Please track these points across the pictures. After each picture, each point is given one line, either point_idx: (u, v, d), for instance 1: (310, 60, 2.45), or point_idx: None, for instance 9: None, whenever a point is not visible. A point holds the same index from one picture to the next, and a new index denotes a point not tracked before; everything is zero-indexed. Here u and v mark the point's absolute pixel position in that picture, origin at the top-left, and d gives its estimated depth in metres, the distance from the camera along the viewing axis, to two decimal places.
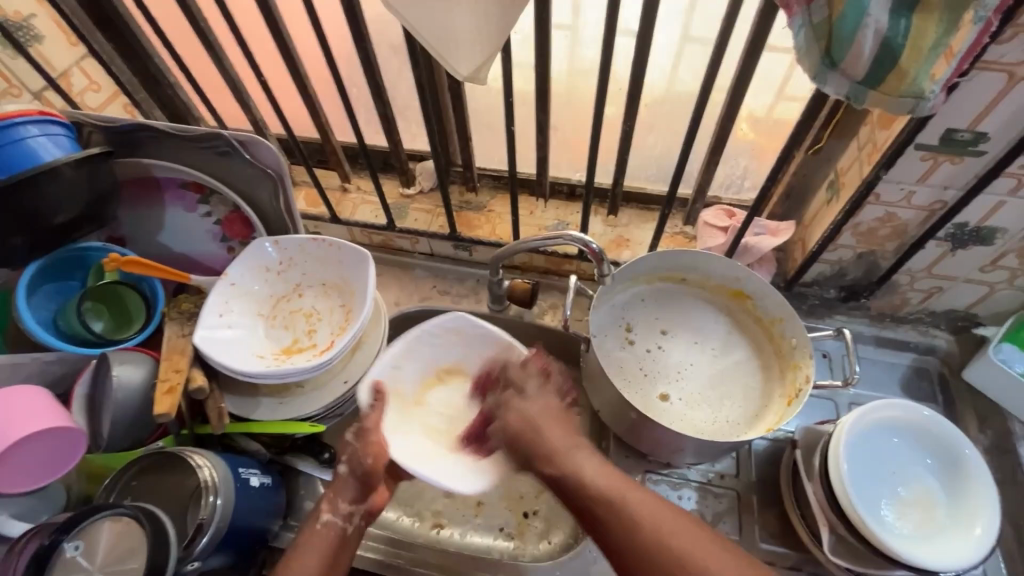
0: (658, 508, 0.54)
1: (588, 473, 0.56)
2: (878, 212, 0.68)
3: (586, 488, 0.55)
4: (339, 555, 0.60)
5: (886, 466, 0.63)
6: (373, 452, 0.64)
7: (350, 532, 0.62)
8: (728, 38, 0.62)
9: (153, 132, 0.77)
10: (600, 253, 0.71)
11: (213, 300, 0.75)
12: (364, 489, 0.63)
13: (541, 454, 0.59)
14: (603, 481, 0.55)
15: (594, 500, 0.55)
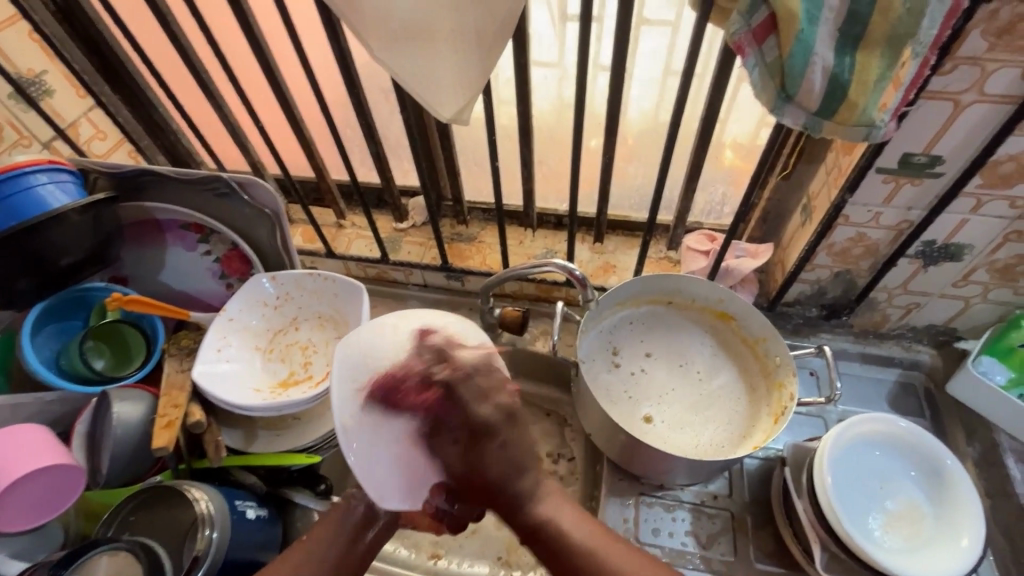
0: (628, 554, 0.52)
1: (565, 522, 0.53)
2: (849, 233, 0.71)
3: (564, 538, 0.53)
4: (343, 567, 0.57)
5: (873, 480, 0.63)
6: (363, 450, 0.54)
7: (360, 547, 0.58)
8: (692, 78, 0.66)
9: (155, 176, 0.81)
10: (584, 279, 0.73)
11: (212, 336, 0.78)
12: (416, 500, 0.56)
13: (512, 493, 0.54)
14: (586, 537, 0.53)
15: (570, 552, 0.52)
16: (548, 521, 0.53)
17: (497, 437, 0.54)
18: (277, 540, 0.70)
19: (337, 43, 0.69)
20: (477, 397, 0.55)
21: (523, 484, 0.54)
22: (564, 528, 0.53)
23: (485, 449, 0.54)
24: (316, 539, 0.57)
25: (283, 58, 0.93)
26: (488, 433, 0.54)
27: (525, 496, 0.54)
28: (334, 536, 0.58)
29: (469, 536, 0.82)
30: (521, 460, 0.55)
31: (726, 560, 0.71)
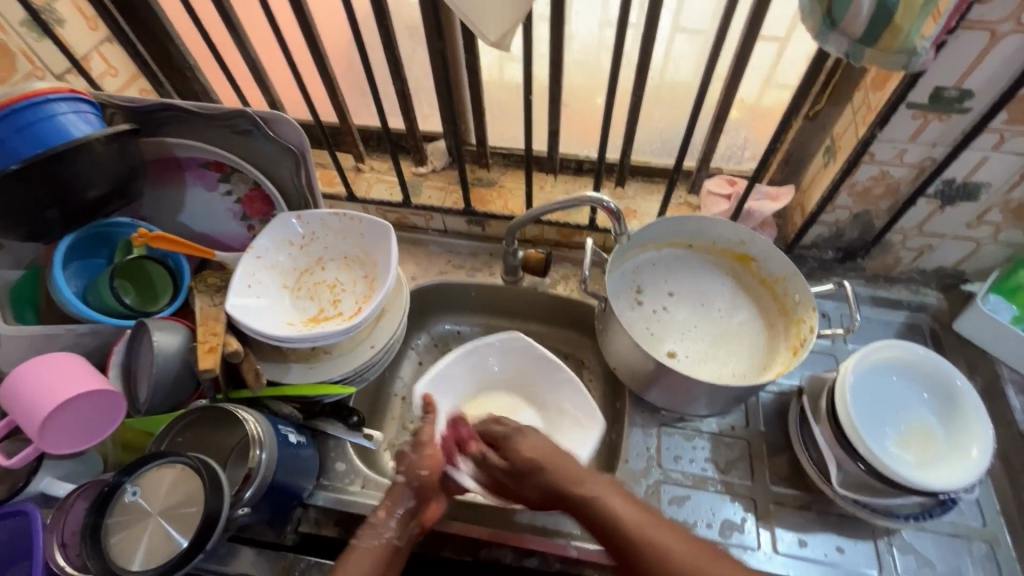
0: (687, 543, 0.53)
1: (614, 503, 0.57)
2: (873, 171, 0.72)
3: (616, 521, 0.55)
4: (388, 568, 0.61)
5: (889, 402, 0.66)
6: (429, 462, 0.66)
7: (398, 548, 0.63)
8: (730, 12, 0.66)
9: (177, 112, 0.81)
10: (617, 212, 0.74)
11: (241, 271, 0.78)
12: (420, 499, 0.65)
13: (566, 480, 0.60)
14: (629, 514, 0.55)
15: (626, 536, 0.54)
16: (594, 500, 0.58)
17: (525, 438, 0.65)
18: (313, 466, 0.73)
19: None
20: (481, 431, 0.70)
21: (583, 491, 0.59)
22: (616, 512, 0.56)
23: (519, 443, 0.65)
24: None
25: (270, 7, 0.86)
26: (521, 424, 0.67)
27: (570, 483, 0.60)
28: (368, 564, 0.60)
29: None
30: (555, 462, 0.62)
31: (743, 483, 0.74)
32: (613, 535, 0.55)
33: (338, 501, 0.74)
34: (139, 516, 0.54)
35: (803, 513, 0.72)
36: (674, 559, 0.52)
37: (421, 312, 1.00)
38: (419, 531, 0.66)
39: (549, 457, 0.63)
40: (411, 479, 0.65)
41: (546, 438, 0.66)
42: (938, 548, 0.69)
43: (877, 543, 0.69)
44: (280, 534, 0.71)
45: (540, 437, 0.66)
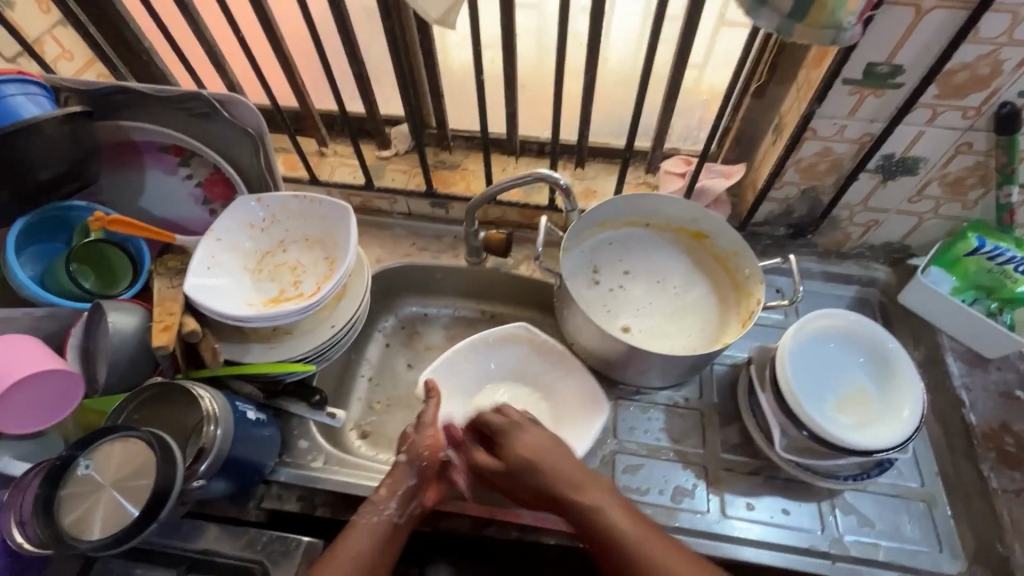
0: (663, 542, 0.60)
1: (609, 511, 0.61)
2: (816, 147, 0.75)
3: (609, 529, 0.61)
4: (388, 543, 0.64)
5: (829, 369, 0.69)
6: (430, 441, 0.70)
7: (400, 523, 0.66)
8: None
9: (132, 94, 0.81)
10: (568, 189, 0.76)
11: (201, 253, 0.79)
12: (420, 480, 0.68)
13: (556, 491, 0.64)
14: (623, 520, 0.61)
15: (613, 537, 0.60)
16: (593, 508, 0.62)
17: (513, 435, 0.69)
18: (275, 443, 0.74)
19: None
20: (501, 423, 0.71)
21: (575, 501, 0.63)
22: (607, 518, 0.61)
23: (515, 438, 0.68)
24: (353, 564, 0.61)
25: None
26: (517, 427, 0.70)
27: (573, 492, 0.63)
28: (362, 536, 0.63)
29: None
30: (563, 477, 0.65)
31: (695, 452, 0.77)
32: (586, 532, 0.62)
33: (301, 476, 0.75)
34: (93, 489, 0.55)
35: (752, 478, 0.75)
36: (647, 555, 0.59)
37: (387, 294, 1.01)
38: (422, 510, 0.69)
39: (536, 461, 0.66)
40: (414, 460, 0.68)
41: (544, 432, 0.70)
42: (878, 508, 0.72)
43: (819, 505, 0.72)
44: (243, 510, 0.74)
45: (524, 435, 0.68)
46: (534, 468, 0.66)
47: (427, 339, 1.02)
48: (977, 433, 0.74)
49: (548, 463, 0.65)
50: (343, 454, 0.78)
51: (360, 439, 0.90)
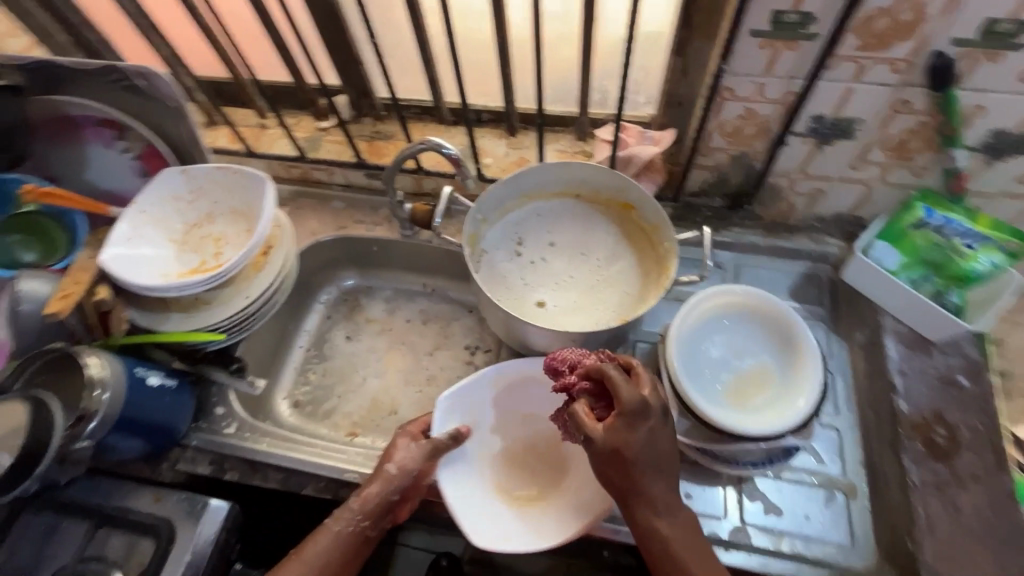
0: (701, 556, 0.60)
1: (663, 519, 0.59)
2: (737, 109, 0.68)
3: (660, 538, 0.59)
4: (355, 553, 0.68)
5: (726, 351, 0.66)
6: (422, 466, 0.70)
7: (371, 535, 0.69)
8: None
9: (63, 69, 0.83)
10: (457, 159, 0.72)
11: (123, 224, 0.81)
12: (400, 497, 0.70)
13: (643, 493, 0.58)
14: (681, 535, 0.59)
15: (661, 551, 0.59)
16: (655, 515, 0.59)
17: (632, 424, 0.56)
18: (187, 408, 0.76)
19: None
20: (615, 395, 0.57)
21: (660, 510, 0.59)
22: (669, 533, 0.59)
23: (644, 438, 0.57)
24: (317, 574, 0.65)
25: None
26: (637, 414, 0.56)
27: (648, 498, 0.59)
28: (332, 545, 0.67)
29: (386, 417, 0.92)
30: (658, 477, 0.58)
31: None
32: (651, 536, 0.59)
33: (212, 441, 0.78)
34: None
35: None
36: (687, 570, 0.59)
37: (326, 267, 1.02)
38: (389, 523, 0.72)
39: (657, 466, 0.58)
40: (403, 477, 0.68)
41: (664, 424, 0.59)
42: (789, 497, 0.68)
43: (725, 491, 0.68)
44: (156, 469, 0.77)
45: (660, 434, 0.58)
46: (641, 467, 0.57)
47: (366, 311, 1.02)
48: (906, 422, 0.68)
49: (652, 464, 0.58)
50: (256, 421, 0.80)
51: (291, 408, 0.93)
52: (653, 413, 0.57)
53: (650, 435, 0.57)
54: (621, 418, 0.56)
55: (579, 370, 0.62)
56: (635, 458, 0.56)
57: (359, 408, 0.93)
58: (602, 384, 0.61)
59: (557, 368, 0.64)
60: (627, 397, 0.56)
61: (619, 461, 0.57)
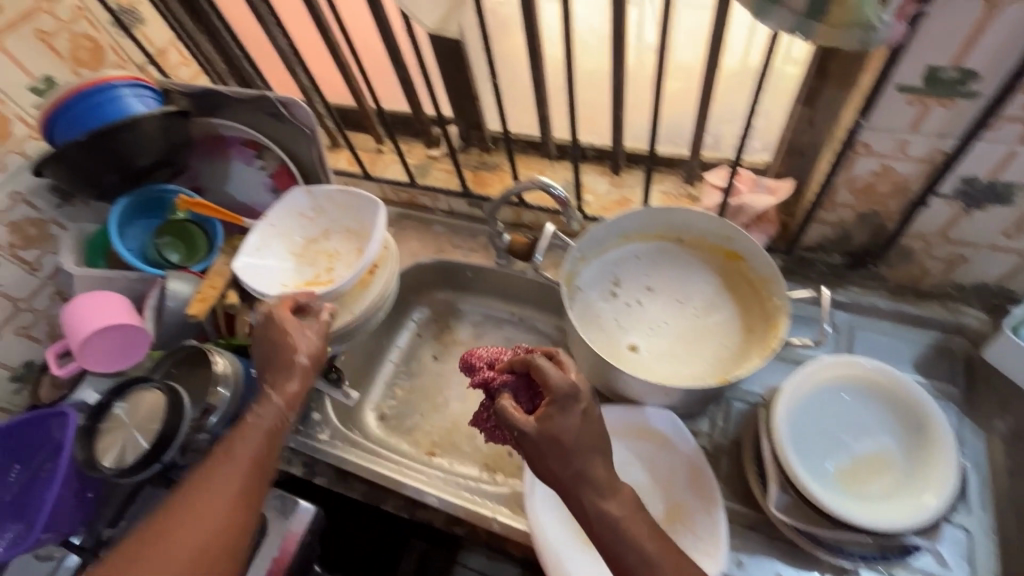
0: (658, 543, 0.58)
1: (610, 501, 0.58)
2: (872, 165, 0.64)
3: (610, 527, 0.57)
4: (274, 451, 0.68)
5: (843, 425, 0.61)
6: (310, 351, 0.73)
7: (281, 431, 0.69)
8: None
9: (221, 96, 0.95)
10: (565, 200, 0.72)
11: (253, 236, 0.90)
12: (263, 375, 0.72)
13: (581, 477, 0.58)
14: (629, 518, 0.57)
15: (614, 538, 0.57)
16: (598, 501, 0.58)
17: (555, 408, 0.59)
18: None
19: None
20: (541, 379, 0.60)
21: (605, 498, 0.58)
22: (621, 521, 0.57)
23: (568, 415, 0.59)
24: (202, 513, 0.60)
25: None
26: (559, 399, 0.59)
27: (589, 484, 0.58)
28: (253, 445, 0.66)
29: (464, 440, 0.93)
30: (593, 463, 0.58)
31: None
32: (597, 516, 0.57)
33: (307, 445, 0.83)
34: (122, 425, 0.69)
35: (750, 533, 0.66)
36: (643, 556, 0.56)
37: (421, 287, 1.06)
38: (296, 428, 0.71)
39: (594, 447, 0.59)
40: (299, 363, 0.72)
41: (590, 408, 0.61)
42: None
43: None
44: None
45: (591, 418, 0.60)
46: (568, 447, 0.58)
47: (454, 334, 1.05)
48: None
49: (581, 446, 0.58)
50: (348, 432, 0.84)
51: (377, 420, 0.97)
52: (575, 393, 0.60)
53: (583, 417, 0.59)
54: (552, 404, 0.59)
55: (500, 368, 0.68)
56: (563, 439, 0.58)
57: (440, 428, 0.95)
58: (525, 377, 0.66)
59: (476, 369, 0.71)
60: (551, 384, 0.60)
61: (557, 448, 0.58)
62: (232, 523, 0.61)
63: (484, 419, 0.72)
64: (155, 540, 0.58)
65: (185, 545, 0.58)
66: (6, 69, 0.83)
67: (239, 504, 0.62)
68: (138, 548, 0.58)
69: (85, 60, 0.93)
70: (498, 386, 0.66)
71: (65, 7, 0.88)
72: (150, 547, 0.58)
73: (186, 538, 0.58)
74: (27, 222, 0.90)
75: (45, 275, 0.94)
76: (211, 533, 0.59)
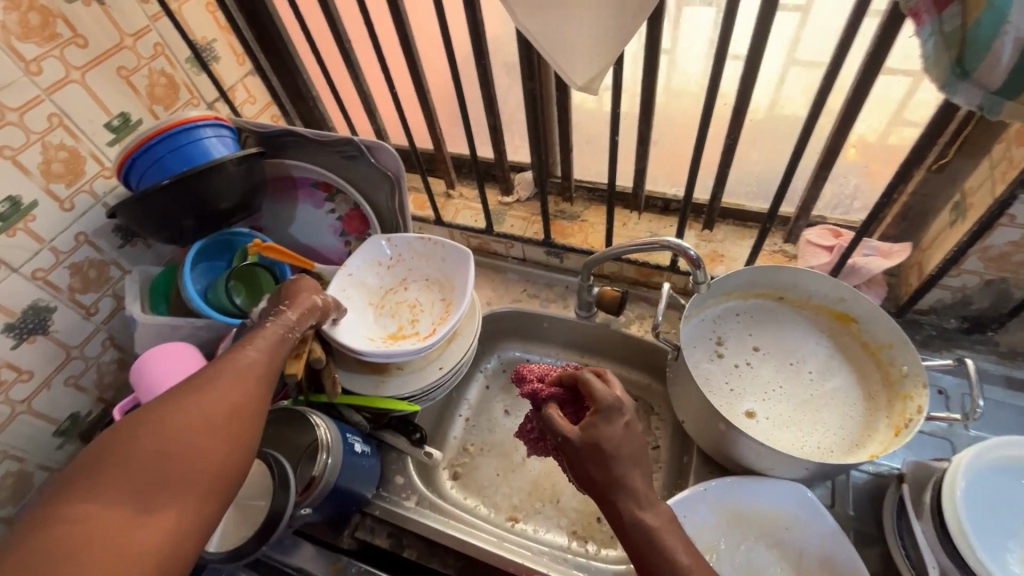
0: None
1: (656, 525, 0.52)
2: (1012, 235, 0.63)
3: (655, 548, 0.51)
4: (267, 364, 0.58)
5: (1019, 514, 0.57)
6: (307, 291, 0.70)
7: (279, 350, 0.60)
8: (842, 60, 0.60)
9: (296, 138, 0.91)
10: (697, 260, 0.71)
11: (334, 286, 0.85)
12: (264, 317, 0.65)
13: (623, 494, 0.54)
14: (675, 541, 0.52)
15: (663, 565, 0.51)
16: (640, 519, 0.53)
17: (598, 418, 0.56)
18: (375, 474, 0.77)
19: (472, 14, 0.71)
20: (588, 390, 0.59)
21: (655, 521, 0.53)
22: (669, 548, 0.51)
23: (610, 429, 0.55)
24: (211, 390, 0.50)
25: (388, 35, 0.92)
26: (604, 412, 0.56)
27: (638, 507, 0.53)
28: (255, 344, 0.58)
29: (548, 504, 0.86)
30: (635, 482, 0.54)
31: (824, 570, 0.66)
32: (636, 529, 0.52)
33: (392, 513, 0.77)
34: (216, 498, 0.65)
35: None
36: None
37: (492, 336, 1.02)
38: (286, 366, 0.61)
39: (635, 460, 0.55)
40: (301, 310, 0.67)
41: (636, 423, 0.57)
42: None
43: None
44: (338, 536, 0.77)
45: (636, 432, 0.56)
46: (609, 458, 0.54)
47: None
48: None
49: (624, 461, 0.54)
50: (434, 498, 0.79)
51: (451, 480, 0.90)
52: (621, 406, 0.57)
53: (627, 431, 0.56)
54: (597, 413, 0.56)
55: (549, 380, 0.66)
56: (605, 452, 0.54)
57: (521, 490, 0.88)
58: (574, 390, 0.64)
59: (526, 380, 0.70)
60: (595, 393, 0.57)
61: (599, 456, 0.55)
62: (241, 401, 0.51)
63: (531, 435, 0.71)
64: (148, 415, 0.46)
65: (191, 413, 0.47)
66: (85, 106, 0.78)
67: (246, 385, 0.53)
68: (129, 425, 0.45)
69: (160, 97, 0.89)
70: (544, 397, 0.64)
71: (146, 44, 0.84)
72: (157, 415, 0.46)
73: (192, 410, 0.47)
74: (88, 264, 0.84)
75: (100, 320, 0.88)
76: (223, 405, 0.49)
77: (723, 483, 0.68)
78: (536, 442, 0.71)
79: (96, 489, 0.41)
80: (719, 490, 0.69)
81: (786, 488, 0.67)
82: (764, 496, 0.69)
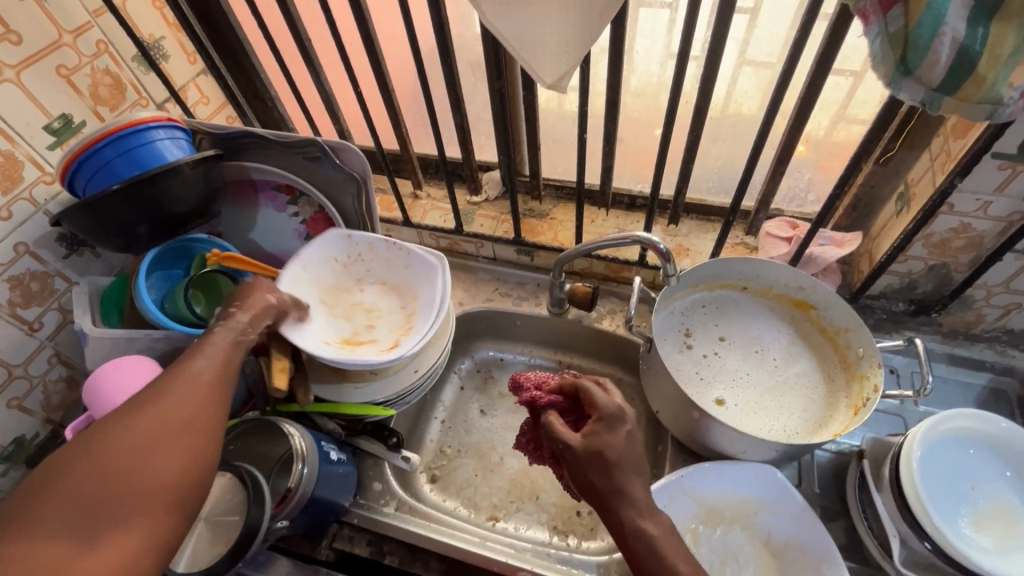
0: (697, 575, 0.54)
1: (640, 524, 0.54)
2: (952, 223, 0.67)
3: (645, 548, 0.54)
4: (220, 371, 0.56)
5: (965, 479, 0.62)
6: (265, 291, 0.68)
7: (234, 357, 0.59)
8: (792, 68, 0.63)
9: (256, 140, 0.87)
10: (667, 253, 0.72)
11: (285, 277, 0.80)
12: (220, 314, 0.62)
13: (609, 494, 0.55)
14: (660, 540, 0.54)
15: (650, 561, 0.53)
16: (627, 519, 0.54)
17: (602, 427, 0.56)
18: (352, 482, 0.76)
19: (436, 11, 0.71)
20: (589, 398, 0.59)
21: (637, 520, 0.55)
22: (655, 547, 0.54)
23: (613, 438, 0.56)
24: (158, 408, 0.49)
25: (348, 34, 0.90)
26: (607, 422, 0.57)
27: (624, 505, 0.55)
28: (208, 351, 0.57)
29: (528, 501, 0.87)
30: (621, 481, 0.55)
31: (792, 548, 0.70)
32: (620, 529, 0.54)
33: (372, 520, 0.76)
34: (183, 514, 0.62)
35: None
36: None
37: (466, 336, 1.02)
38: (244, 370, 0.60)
39: (637, 467, 0.56)
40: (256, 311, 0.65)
41: (637, 433, 0.58)
42: None
43: None
44: (315, 546, 0.75)
45: (638, 441, 0.58)
46: (613, 467, 0.55)
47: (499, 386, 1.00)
48: None
49: (625, 470, 0.56)
50: (414, 502, 0.77)
51: (430, 483, 0.90)
52: (624, 415, 0.58)
53: (630, 439, 0.57)
54: (600, 421, 0.57)
55: (547, 387, 0.65)
56: (609, 461, 0.55)
57: (500, 488, 0.88)
58: (574, 398, 0.64)
59: (522, 388, 0.67)
60: (598, 402, 0.58)
61: (602, 464, 0.55)
62: (195, 414, 0.50)
63: (524, 443, 0.71)
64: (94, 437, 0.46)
65: (142, 433, 0.46)
66: (21, 108, 0.73)
67: (198, 396, 0.52)
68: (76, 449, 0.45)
69: (104, 98, 0.84)
70: (544, 404, 0.63)
71: (88, 41, 0.79)
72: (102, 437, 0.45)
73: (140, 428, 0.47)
74: (30, 277, 0.78)
75: (45, 336, 0.82)
76: (171, 421, 0.48)
77: (701, 471, 0.70)
78: (531, 450, 0.71)
79: (48, 519, 0.41)
80: (697, 478, 0.71)
81: (760, 473, 0.70)
82: (738, 481, 0.71)
